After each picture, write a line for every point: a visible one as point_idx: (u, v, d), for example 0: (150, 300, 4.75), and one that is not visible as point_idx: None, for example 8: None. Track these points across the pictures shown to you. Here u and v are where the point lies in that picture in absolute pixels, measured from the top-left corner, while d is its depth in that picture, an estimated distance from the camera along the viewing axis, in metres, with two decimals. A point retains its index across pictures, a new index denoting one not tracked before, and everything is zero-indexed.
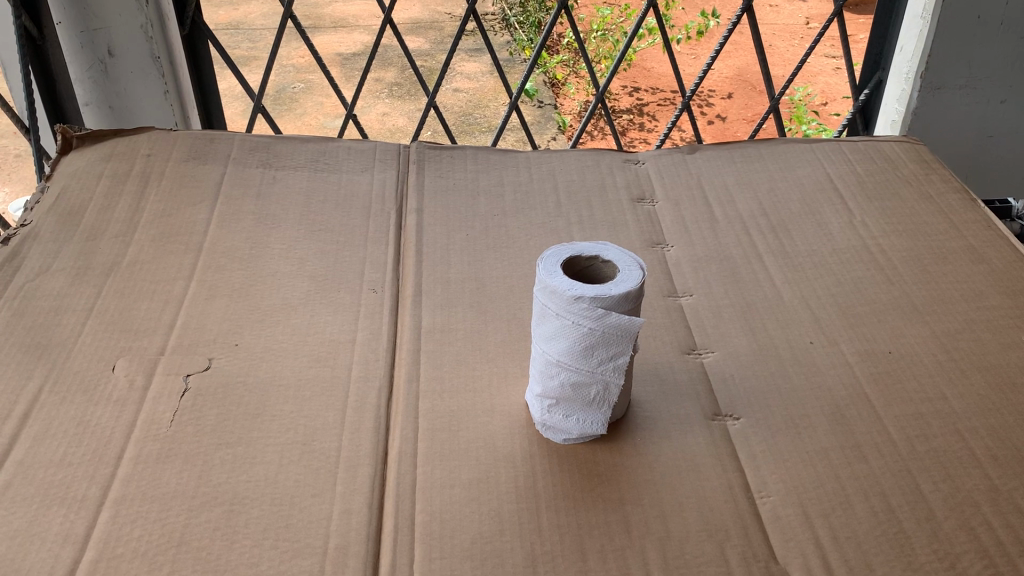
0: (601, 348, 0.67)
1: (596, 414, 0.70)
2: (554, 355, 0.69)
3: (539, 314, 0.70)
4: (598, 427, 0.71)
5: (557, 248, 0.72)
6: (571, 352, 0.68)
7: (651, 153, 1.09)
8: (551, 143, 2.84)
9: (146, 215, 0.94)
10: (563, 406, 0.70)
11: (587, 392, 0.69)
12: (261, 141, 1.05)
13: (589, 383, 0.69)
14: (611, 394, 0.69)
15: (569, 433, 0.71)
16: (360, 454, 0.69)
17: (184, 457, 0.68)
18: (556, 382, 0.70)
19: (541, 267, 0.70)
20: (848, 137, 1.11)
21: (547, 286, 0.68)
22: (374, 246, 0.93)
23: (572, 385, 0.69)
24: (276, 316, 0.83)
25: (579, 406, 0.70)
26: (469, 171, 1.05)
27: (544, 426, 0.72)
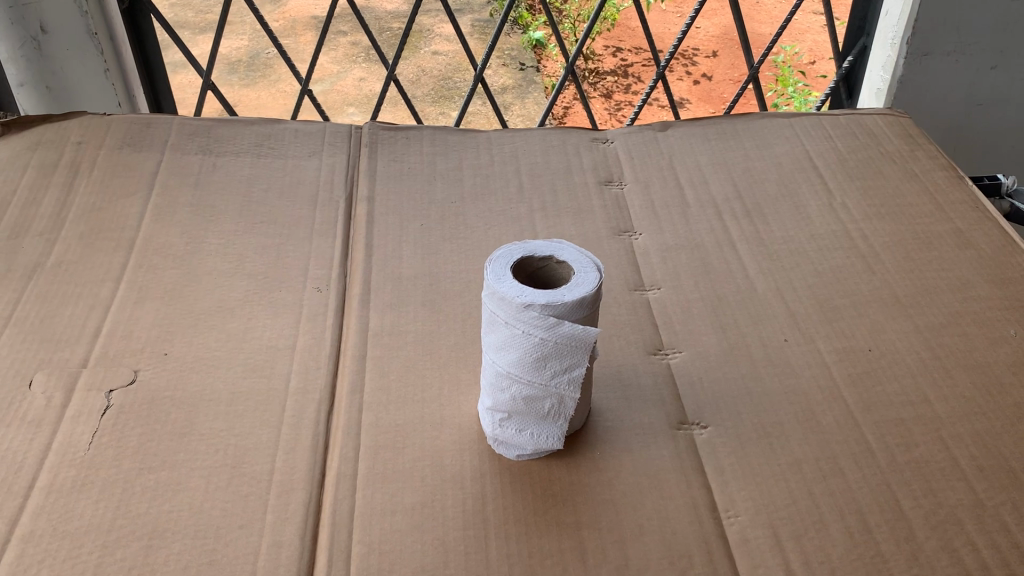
0: (554, 360, 0.61)
1: (552, 429, 0.65)
2: (504, 366, 0.63)
3: (487, 321, 0.64)
4: (554, 443, 0.65)
5: (508, 247, 0.66)
6: (523, 364, 0.62)
7: (620, 131, 1.03)
8: (533, 107, 2.74)
9: (75, 209, 0.87)
10: (515, 421, 0.65)
11: (541, 406, 0.64)
12: (202, 126, 0.98)
13: (542, 396, 0.63)
14: (567, 408, 0.64)
15: (523, 449, 0.65)
16: (294, 478, 0.64)
17: (101, 484, 0.63)
18: (506, 395, 0.64)
19: (489, 270, 0.64)
20: (829, 110, 1.05)
21: (494, 291, 0.62)
22: (320, 240, 0.86)
23: (524, 398, 0.64)
24: (211, 320, 0.77)
25: (533, 421, 0.65)
26: (426, 154, 0.98)
27: (495, 442, 0.66)
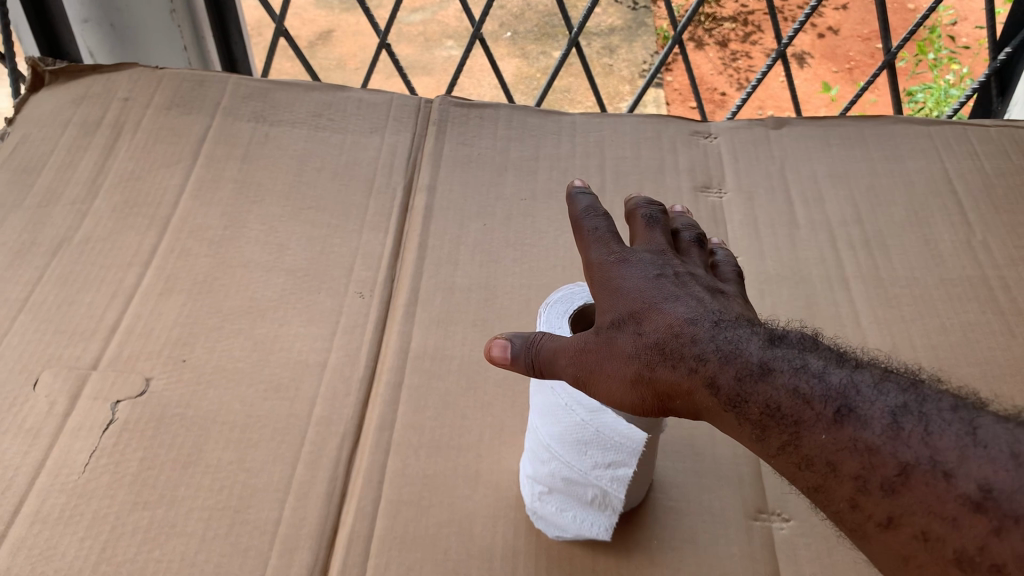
0: (598, 447, 0.51)
1: (598, 516, 0.54)
2: (544, 436, 0.53)
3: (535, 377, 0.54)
4: (601, 532, 0.55)
5: (570, 289, 0.55)
6: (562, 442, 0.52)
7: (726, 125, 0.89)
8: (641, 50, 2.40)
9: (112, 176, 0.80)
10: (554, 498, 0.55)
11: (584, 490, 0.53)
12: (258, 87, 0.90)
13: (584, 482, 0.53)
14: (614, 500, 0.53)
15: (563, 531, 0.55)
16: (302, 533, 0.56)
17: (90, 517, 0.56)
18: (546, 469, 0.54)
19: (543, 316, 0.53)
20: (977, 120, 0.89)
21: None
22: (371, 234, 0.77)
23: (564, 478, 0.53)
24: (238, 322, 0.69)
25: (575, 504, 0.54)
26: (499, 138, 0.87)
27: (534, 513, 0.57)
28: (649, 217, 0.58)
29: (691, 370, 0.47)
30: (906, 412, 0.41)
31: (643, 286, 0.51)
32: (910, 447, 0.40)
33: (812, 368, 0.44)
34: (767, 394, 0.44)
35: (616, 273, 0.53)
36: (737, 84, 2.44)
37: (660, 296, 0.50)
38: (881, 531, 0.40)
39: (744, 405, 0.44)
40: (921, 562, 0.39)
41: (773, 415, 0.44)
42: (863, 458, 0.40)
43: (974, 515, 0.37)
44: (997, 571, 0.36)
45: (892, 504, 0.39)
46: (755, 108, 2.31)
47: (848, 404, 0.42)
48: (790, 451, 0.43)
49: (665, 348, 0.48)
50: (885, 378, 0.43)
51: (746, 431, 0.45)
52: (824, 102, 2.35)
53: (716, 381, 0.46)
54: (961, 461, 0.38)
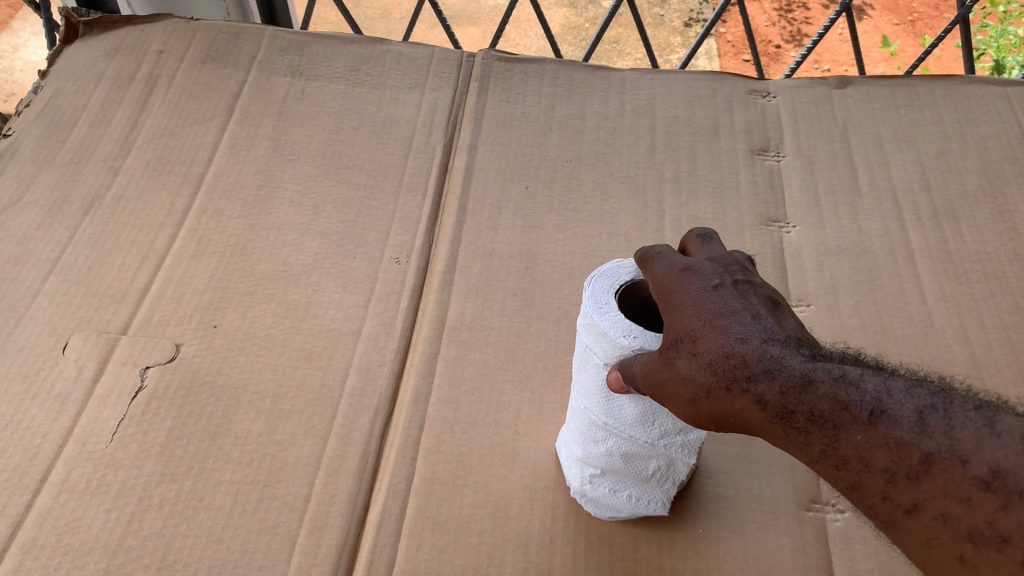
0: (668, 420, 0.47)
1: (656, 493, 0.52)
2: (600, 414, 0.49)
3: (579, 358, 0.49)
4: (659, 509, 0.53)
5: (616, 263, 0.50)
6: (624, 419, 0.48)
7: (786, 83, 0.84)
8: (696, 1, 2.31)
9: (145, 132, 0.78)
10: (610, 478, 0.51)
11: (645, 466, 0.50)
12: (295, 40, 0.86)
13: (647, 456, 0.49)
14: (676, 471, 0.51)
15: (617, 511, 0.53)
16: (333, 511, 0.54)
17: (117, 488, 0.54)
18: (601, 448, 0.50)
19: (588, 292, 0.48)
20: None
21: (592, 324, 0.46)
22: (408, 196, 0.74)
23: (624, 455, 0.50)
24: (270, 288, 0.67)
25: (633, 483, 0.51)
26: (545, 95, 0.83)
27: (585, 495, 0.53)
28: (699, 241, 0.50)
29: (743, 391, 0.38)
30: (934, 410, 0.34)
31: (703, 300, 0.42)
32: (935, 439, 0.33)
33: (851, 372, 0.36)
34: (810, 403, 0.36)
35: (674, 287, 0.44)
36: (795, 36, 2.33)
37: (717, 309, 0.42)
38: (908, 522, 0.33)
39: (791, 417, 0.37)
40: (943, 546, 0.31)
41: (813, 422, 0.36)
42: (893, 453, 0.33)
43: (987, 494, 0.30)
44: (1003, 543, 0.30)
45: (917, 490, 0.32)
46: (813, 62, 2.21)
47: (881, 404, 0.34)
48: (828, 454, 0.35)
49: (716, 365, 0.40)
50: (918, 382, 0.36)
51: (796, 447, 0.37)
52: (883, 56, 2.24)
53: (762, 395, 0.38)
54: (979, 446, 0.32)
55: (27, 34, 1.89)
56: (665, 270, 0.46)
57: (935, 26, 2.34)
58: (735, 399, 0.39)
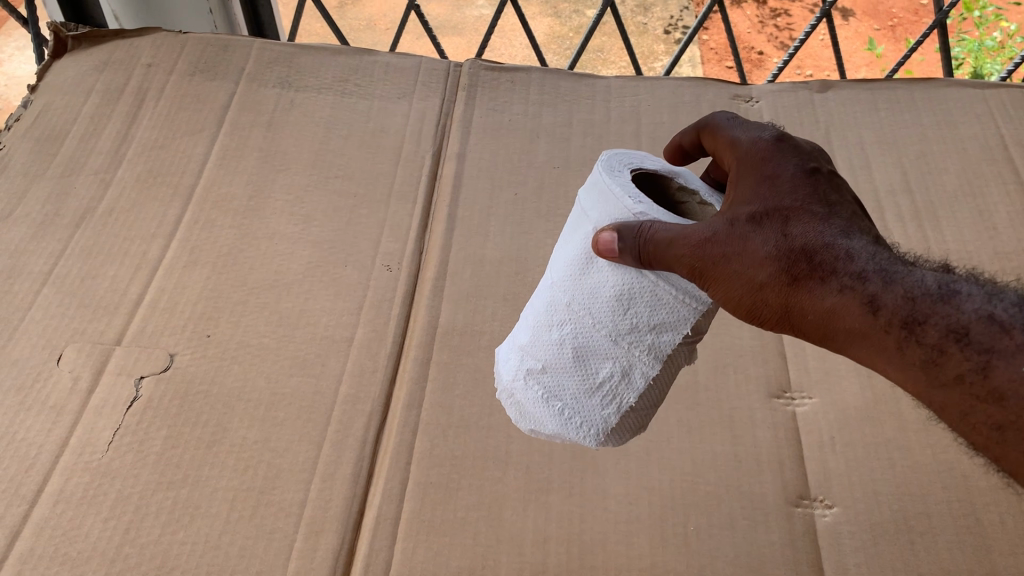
0: (640, 310, 0.46)
1: (595, 411, 0.49)
2: (570, 290, 0.49)
3: (573, 230, 0.50)
4: (588, 436, 0.50)
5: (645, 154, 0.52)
6: (594, 300, 0.47)
7: (770, 88, 0.85)
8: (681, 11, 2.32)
9: (135, 145, 0.78)
10: (552, 378, 0.50)
11: (594, 370, 0.48)
12: (284, 52, 0.87)
13: (602, 356, 0.48)
14: (625, 392, 0.48)
15: (548, 423, 0.51)
16: (328, 515, 0.55)
17: (114, 497, 0.55)
18: (554, 336, 0.49)
19: (605, 157, 0.49)
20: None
21: (600, 183, 0.48)
22: (398, 205, 0.75)
23: (575, 349, 0.48)
24: (263, 297, 0.68)
25: (573, 389, 0.50)
26: (531, 103, 0.84)
27: (523, 397, 0.52)
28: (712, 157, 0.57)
29: (843, 288, 0.43)
30: None
31: (800, 193, 0.45)
32: None
33: (986, 295, 0.41)
34: (941, 317, 0.41)
35: (767, 171, 0.47)
36: (778, 42, 2.35)
37: (815, 199, 0.45)
38: None
39: (917, 329, 0.41)
40: None
41: (955, 340, 0.40)
42: None
43: None
44: None
45: None
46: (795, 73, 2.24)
47: None
48: (969, 379, 0.40)
49: (812, 253, 0.44)
50: None
51: (904, 355, 0.41)
52: (864, 61, 2.26)
53: (876, 300, 0.42)
54: None
55: (11, 48, 1.89)
56: (755, 154, 0.48)
57: (914, 31, 2.37)
58: (842, 299, 0.42)
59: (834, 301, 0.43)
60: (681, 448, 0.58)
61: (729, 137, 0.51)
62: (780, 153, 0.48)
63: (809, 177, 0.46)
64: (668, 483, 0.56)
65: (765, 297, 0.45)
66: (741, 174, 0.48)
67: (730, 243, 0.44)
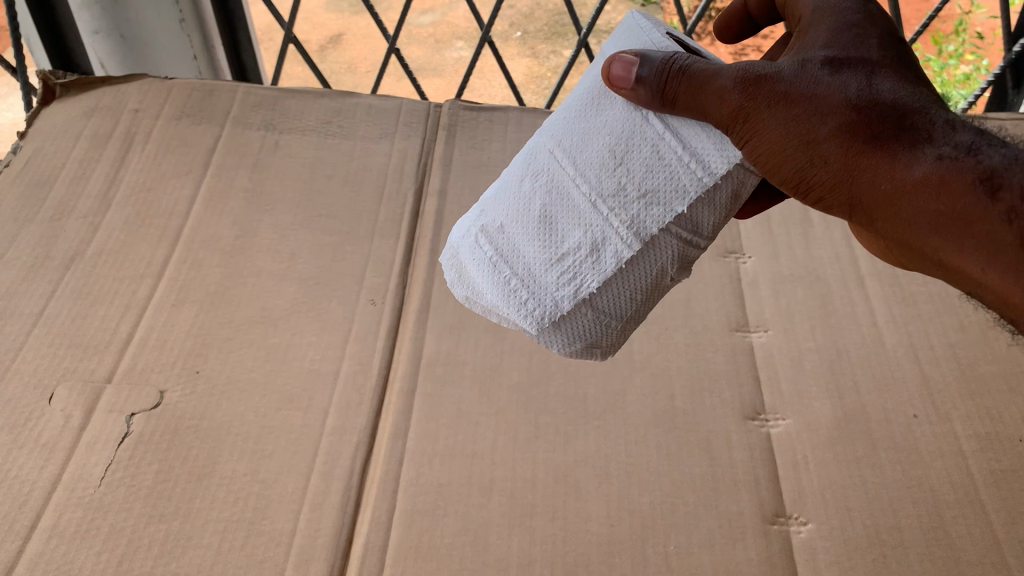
0: (630, 167, 0.46)
1: (550, 281, 0.48)
2: (561, 138, 0.49)
3: (578, 85, 0.51)
4: (530, 316, 0.49)
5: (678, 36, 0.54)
6: (582, 152, 0.47)
7: None
8: None
9: (123, 188, 0.80)
10: (508, 238, 0.49)
11: (561, 237, 0.47)
12: (267, 95, 0.90)
13: (576, 222, 0.47)
14: (586, 267, 0.47)
15: (500, 285, 0.49)
16: (318, 542, 0.56)
17: (106, 531, 0.56)
18: (528, 189, 0.49)
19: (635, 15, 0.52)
20: (993, 113, 0.88)
21: (630, 30, 0.50)
22: (381, 241, 0.77)
23: (547, 207, 0.48)
24: (250, 333, 0.69)
25: (528, 257, 0.48)
26: (510, 139, 0.87)
27: (469, 259, 0.51)
28: (779, 18, 0.60)
29: (934, 157, 0.43)
30: None
31: (887, 62, 0.47)
32: None
33: None
34: None
35: (848, 21, 0.49)
36: None
37: (903, 70, 0.47)
38: None
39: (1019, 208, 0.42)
40: None
41: None
42: None
43: None
44: None
45: None
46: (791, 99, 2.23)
47: None
48: None
49: (900, 115, 0.44)
50: None
51: (997, 233, 0.42)
52: None
53: (978, 171, 0.42)
54: None
55: None
56: (833, 4, 0.50)
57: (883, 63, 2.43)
58: (936, 168, 0.43)
59: (925, 170, 0.43)
60: (660, 470, 0.60)
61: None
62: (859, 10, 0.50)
63: (889, 37, 0.48)
64: (649, 504, 0.58)
65: (826, 152, 0.46)
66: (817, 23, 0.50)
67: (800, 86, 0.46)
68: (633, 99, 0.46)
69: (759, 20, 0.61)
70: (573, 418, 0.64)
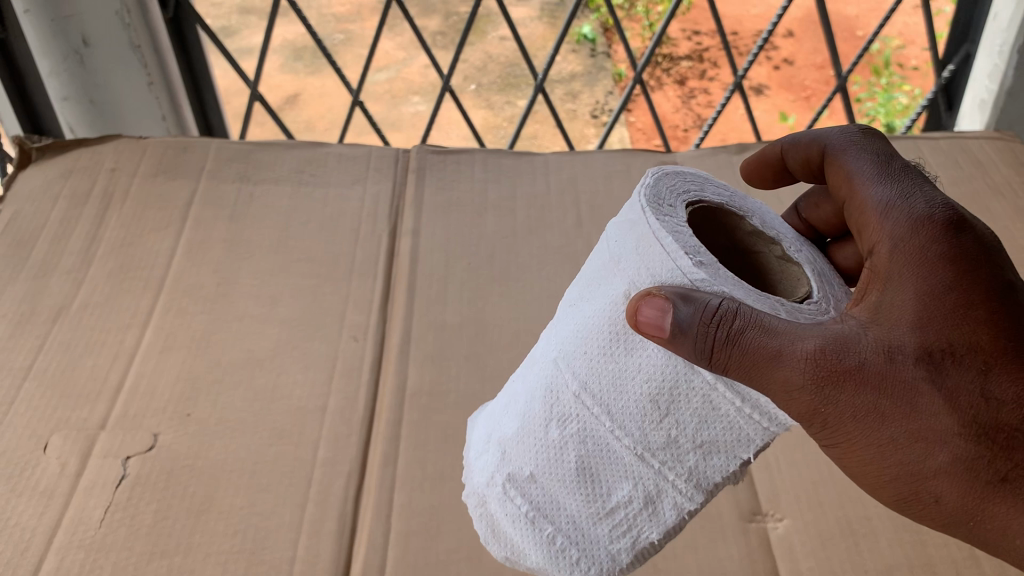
0: (672, 417, 0.44)
1: (599, 531, 0.49)
2: (585, 379, 0.47)
3: (601, 304, 0.47)
4: (584, 574, 0.50)
5: (699, 178, 0.53)
6: (612, 395, 0.46)
7: (693, 154, 0.94)
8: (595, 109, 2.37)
9: (105, 244, 0.82)
10: (546, 493, 0.50)
11: (608, 491, 0.48)
12: (240, 148, 0.93)
13: (620, 476, 0.47)
14: (634, 521, 0.48)
15: (542, 541, 0.50)
16: (318, 566, 0.58)
17: (109, 571, 0.58)
18: (556, 435, 0.48)
19: (652, 185, 0.50)
20: (928, 132, 0.93)
21: (643, 222, 0.47)
22: (359, 281, 0.80)
23: (584, 461, 0.48)
24: (238, 375, 0.71)
25: (573, 512, 0.49)
26: (477, 180, 0.91)
27: (504, 509, 0.52)
28: (818, 173, 0.57)
29: None
30: None
31: (1003, 361, 0.41)
32: None
33: None
34: None
35: (939, 291, 0.42)
36: None
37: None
38: None
39: None
40: None
41: None
42: None
43: None
44: None
45: None
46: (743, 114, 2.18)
47: None
48: None
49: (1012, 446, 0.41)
50: None
51: None
52: None
53: None
54: None
55: None
56: (918, 251, 0.44)
57: None
58: None
59: None
60: None
61: (866, 195, 0.49)
62: (954, 247, 0.43)
63: (995, 301, 0.42)
64: None
65: (935, 486, 0.42)
66: (903, 272, 0.43)
67: (889, 392, 0.41)
68: (663, 343, 0.42)
69: (796, 171, 0.60)
70: None
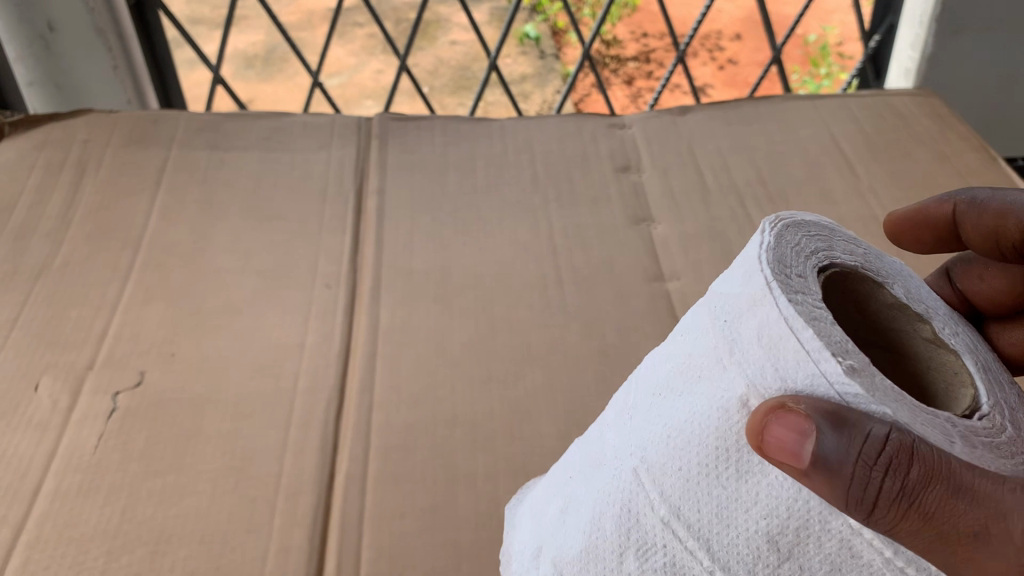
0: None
1: None
2: (674, 501, 0.40)
3: (694, 351, 0.41)
4: None
5: (819, 227, 0.45)
6: (712, 537, 0.38)
7: (639, 117, 1.01)
8: (536, 104, 2.43)
9: (82, 209, 0.86)
10: None
11: None
12: (209, 120, 0.97)
13: None
14: None
15: None
16: (304, 477, 0.62)
17: (106, 490, 0.61)
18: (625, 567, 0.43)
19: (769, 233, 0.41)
20: (856, 94, 1.03)
21: (764, 301, 0.37)
22: (330, 235, 0.84)
23: None
24: (218, 320, 0.75)
25: None
26: (438, 144, 0.96)
27: None
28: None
29: None
30: None
31: None
32: None
33: None
34: None
35: None
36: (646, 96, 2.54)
37: None
38: None
39: None
40: None
41: None
42: None
43: None
44: None
45: None
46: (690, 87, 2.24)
47: None
48: None
49: None
50: None
51: None
52: None
53: None
54: None
55: None
56: None
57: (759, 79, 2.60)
58: None
59: None
60: (600, 393, 0.68)
61: None
62: None
63: None
64: (592, 420, 0.66)
65: None
66: None
67: None
68: (797, 473, 0.34)
69: (971, 240, 0.56)
70: (520, 360, 0.72)
